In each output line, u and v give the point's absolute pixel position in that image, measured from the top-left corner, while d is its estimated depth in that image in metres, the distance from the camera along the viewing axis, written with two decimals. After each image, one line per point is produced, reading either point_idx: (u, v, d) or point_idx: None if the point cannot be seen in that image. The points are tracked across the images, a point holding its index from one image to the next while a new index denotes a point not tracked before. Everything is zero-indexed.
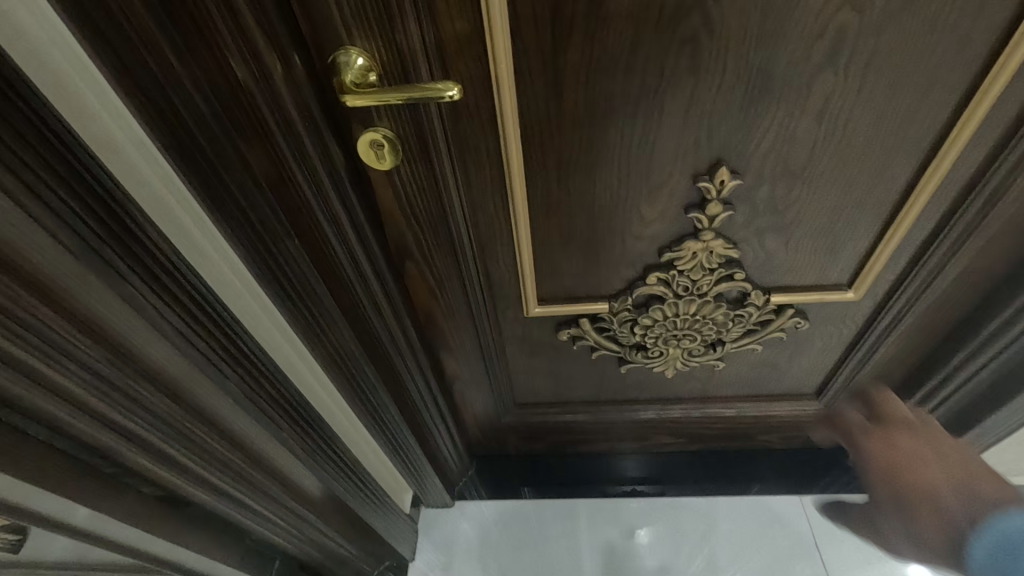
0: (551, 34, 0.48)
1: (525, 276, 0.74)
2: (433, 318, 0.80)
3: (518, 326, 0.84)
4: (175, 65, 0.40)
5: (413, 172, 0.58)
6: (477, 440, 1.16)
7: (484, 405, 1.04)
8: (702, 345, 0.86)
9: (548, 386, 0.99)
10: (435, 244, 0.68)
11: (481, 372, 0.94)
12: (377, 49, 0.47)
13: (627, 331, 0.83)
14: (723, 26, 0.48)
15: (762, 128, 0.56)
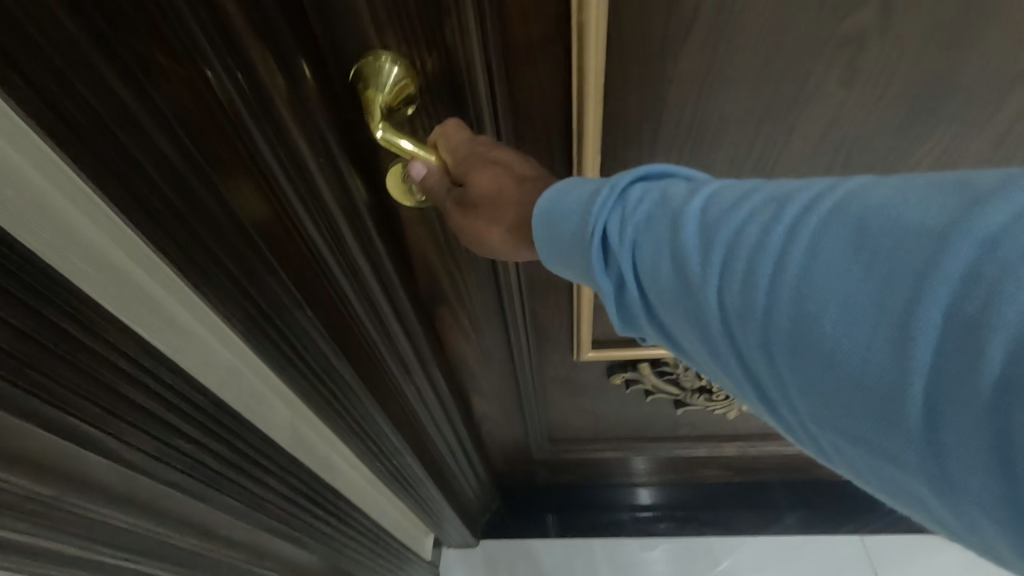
0: (662, 36, 0.35)
1: (582, 323, 0.60)
2: (465, 363, 0.68)
3: (563, 368, 0.72)
4: (129, 98, 0.25)
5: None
6: (503, 472, 1.05)
7: (514, 442, 0.92)
8: None
9: (589, 423, 0.88)
10: (477, 288, 0.55)
11: (515, 414, 0.82)
12: (420, 55, 0.34)
13: (692, 375, 0.71)
14: (904, 23, 0.34)
15: (917, 153, 0.43)
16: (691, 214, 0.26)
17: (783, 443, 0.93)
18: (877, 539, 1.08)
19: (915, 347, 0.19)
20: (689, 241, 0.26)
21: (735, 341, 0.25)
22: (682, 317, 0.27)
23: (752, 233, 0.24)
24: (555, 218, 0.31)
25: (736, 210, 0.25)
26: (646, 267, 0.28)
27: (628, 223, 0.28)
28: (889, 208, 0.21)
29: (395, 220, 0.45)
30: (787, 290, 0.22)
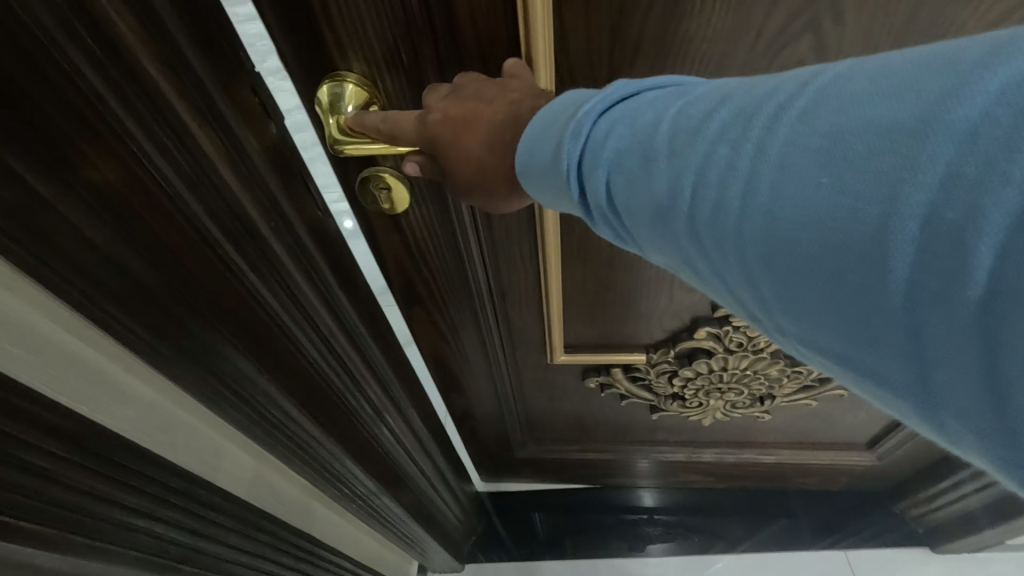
0: (608, 62, 0.37)
1: (553, 327, 0.63)
2: (443, 364, 0.71)
3: (539, 371, 0.74)
4: (49, 185, 0.25)
5: (423, 217, 0.48)
6: (490, 471, 1.08)
7: (496, 443, 0.95)
8: (748, 398, 0.76)
9: (568, 425, 0.90)
10: (450, 292, 0.57)
11: (495, 415, 0.84)
12: (379, 72, 0.37)
13: (664, 381, 0.73)
14: (839, 56, 0.36)
15: None
16: (658, 134, 0.22)
17: (761, 451, 0.94)
18: (862, 556, 1.08)
19: (893, 262, 0.16)
20: (652, 162, 0.22)
21: (716, 273, 0.21)
22: (665, 250, 0.23)
23: (715, 146, 0.20)
24: (532, 160, 0.28)
25: (700, 121, 0.21)
26: (622, 198, 0.24)
27: (602, 150, 0.25)
28: (860, 97, 0.17)
29: (365, 226, 0.48)
30: (757, 208, 0.19)
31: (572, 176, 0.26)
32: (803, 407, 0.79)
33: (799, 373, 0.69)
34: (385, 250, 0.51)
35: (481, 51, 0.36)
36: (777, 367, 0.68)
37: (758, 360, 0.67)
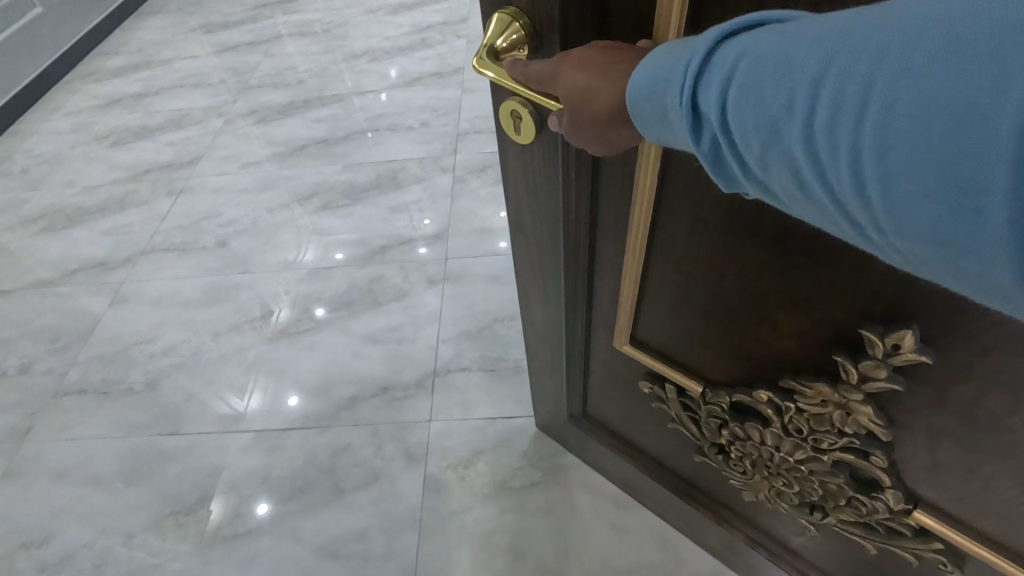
0: None
1: (624, 310, 0.65)
2: (528, 299, 0.80)
3: (605, 353, 0.78)
4: None
5: (542, 159, 0.55)
6: (546, 419, 1.13)
7: (551, 401, 1.03)
8: (797, 497, 0.68)
9: (613, 417, 0.93)
10: (547, 231, 0.64)
11: (556, 372, 0.92)
12: (537, 23, 0.43)
13: (712, 426, 0.70)
14: None
15: (991, 319, 0.37)
16: (781, 47, 0.24)
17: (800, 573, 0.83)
18: None
19: (999, 162, 0.17)
20: (778, 74, 0.23)
21: (821, 183, 0.23)
22: (771, 168, 0.25)
23: (836, 64, 0.21)
24: (656, 77, 0.29)
25: (815, 42, 0.22)
26: (734, 113, 0.25)
27: (719, 70, 0.26)
28: (974, 17, 0.18)
29: (500, 147, 0.59)
30: (872, 122, 0.20)
31: (687, 91, 0.27)
32: (862, 548, 0.68)
33: (861, 504, 0.60)
34: (509, 174, 0.61)
35: (622, 26, 0.41)
36: (836, 481, 0.60)
37: (817, 461, 0.60)
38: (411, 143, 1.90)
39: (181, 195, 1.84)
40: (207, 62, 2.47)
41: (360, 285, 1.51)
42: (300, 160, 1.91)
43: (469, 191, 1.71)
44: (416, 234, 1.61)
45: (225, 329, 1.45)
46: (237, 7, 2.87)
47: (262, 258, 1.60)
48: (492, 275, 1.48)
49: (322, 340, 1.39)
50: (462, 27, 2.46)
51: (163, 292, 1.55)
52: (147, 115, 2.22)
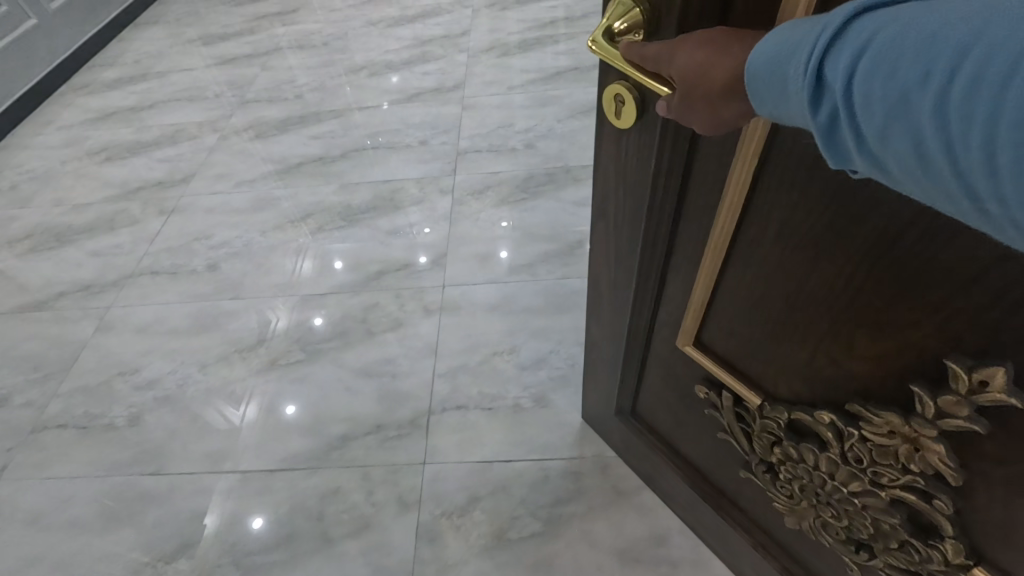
0: None
1: (693, 309, 0.77)
2: (597, 281, 0.96)
3: (663, 352, 0.92)
4: None
5: (639, 163, 0.68)
6: (598, 403, 1.28)
7: (604, 392, 1.20)
8: (842, 529, 0.76)
9: (656, 411, 1.08)
10: (631, 228, 0.78)
11: (613, 362, 1.08)
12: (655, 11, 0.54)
13: (764, 444, 0.81)
14: None
15: None
16: (922, 38, 0.29)
17: None
18: None
19: None
20: (915, 46, 0.30)
21: (953, 152, 0.29)
22: (904, 144, 0.31)
23: (975, 53, 0.27)
24: (782, 52, 0.37)
25: (958, 30, 0.28)
26: (876, 97, 0.31)
27: (863, 58, 0.32)
28: None
29: (595, 132, 0.73)
30: (1009, 101, 0.26)
31: (814, 63, 0.34)
32: None
33: (911, 546, 0.67)
34: (601, 158, 0.74)
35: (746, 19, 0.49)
36: (889, 519, 0.68)
37: (872, 495, 0.68)
38: (374, 242, 2.18)
39: (170, 217, 2.44)
40: (196, 160, 2.73)
41: (356, 315, 1.92)
42: (261, 265, 2.16)
43: (433, 287, 1.97)
44: (350, 329, 1.88)
45: (211, 362, 1.87)
46: (222, 95, 3.17)
47: (214, 372, 1.84)
48: (493, 302, 1.88)
49: (315, 372, 1.78)
50: (453, 93, 2.91)
51: (144, 318, 2.05)
52: (148, 208, 2.51)
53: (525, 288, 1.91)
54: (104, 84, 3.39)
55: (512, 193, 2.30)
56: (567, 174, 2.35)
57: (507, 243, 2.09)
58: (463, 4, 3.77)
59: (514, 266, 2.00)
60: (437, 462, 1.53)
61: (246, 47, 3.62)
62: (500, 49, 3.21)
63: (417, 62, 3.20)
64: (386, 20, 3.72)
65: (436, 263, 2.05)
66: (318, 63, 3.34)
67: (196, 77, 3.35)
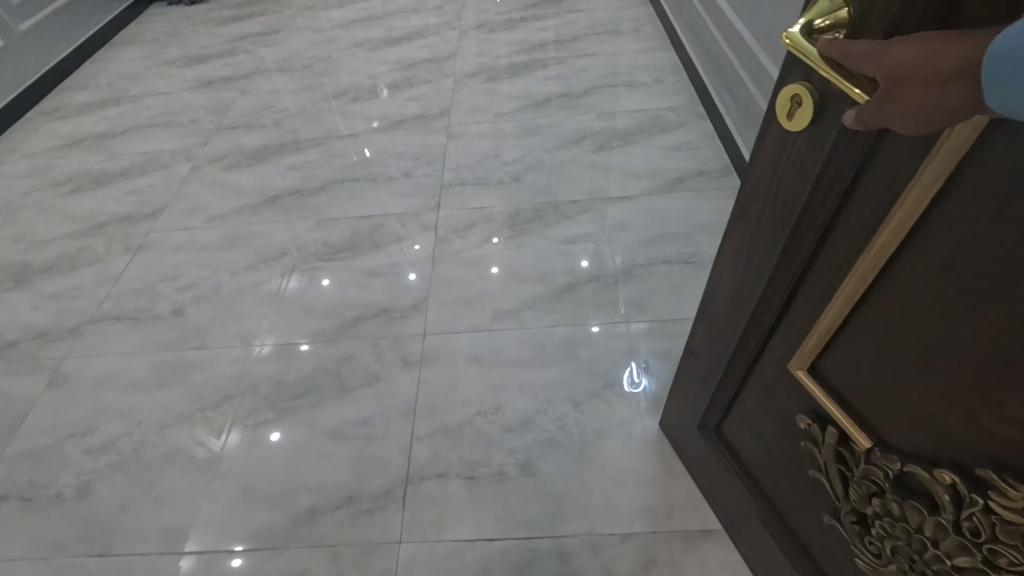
0: None
1: (816, 333, 0.79)
2: (718, 282, 1.02)
3: (771, 368, 0.96)
4: None
5: (793, 178, 0.71)
6: (689, 402, 1.32)
7: (698, 396, 1.26)
8: None
9: (748, 425, 1.12)
10: (767, 240, 0.82)
11: (715, 366, 1.13)
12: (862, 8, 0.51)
13: (862, 492, 0.82)
14: None
15: None
16: None
17: None
18: None
19: None
20: None
21: None
22: None
23: None
24: None
25: None
26: None
27: None
28: None
29: (760, 131, 0.76)
30: None
31: None
32: None
33: None
34: (758, 159, 0.78)
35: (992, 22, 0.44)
36: None
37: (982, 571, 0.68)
38: (351, 284, 2.04)
39: (137, 255, 2.26)
40: (166, 191, 2.56)
41: (330, 368, 1.78)
42: (232, 310, 2.01)
43: (413, 335, 1.84)
44: (324, 385, 1.74)
45: (171, 424, 1.69)
46: (199, 119, 3.03)
47: (174, 435, 1.66)
48: (474, 356, 1.76)
49: (290, 430, 1.64)
50: (438, 120, 2.81)
51: (101, 371, 1.85)
52: (114, 245, 2.32)
53: (510, 337, 1.80)
54: (75, 109, 3.23)
55: (499, 230, 2.19)
56: (556, 210, 2.25)
57: (492, 288, 1.97)
58: (449, 27, 3.72)
59: (499, 311, 1.89)
60: (413, 542, 1.41)
61: (224, 69, 3.50)
62: (488, 73, 3.15)
63: (403, 86, 3.10)
64: (369, 43, 3.64)
65: (417, 307, 1.93)
66: (300, 86, 3.23)
67: (172, 101, 3.22)
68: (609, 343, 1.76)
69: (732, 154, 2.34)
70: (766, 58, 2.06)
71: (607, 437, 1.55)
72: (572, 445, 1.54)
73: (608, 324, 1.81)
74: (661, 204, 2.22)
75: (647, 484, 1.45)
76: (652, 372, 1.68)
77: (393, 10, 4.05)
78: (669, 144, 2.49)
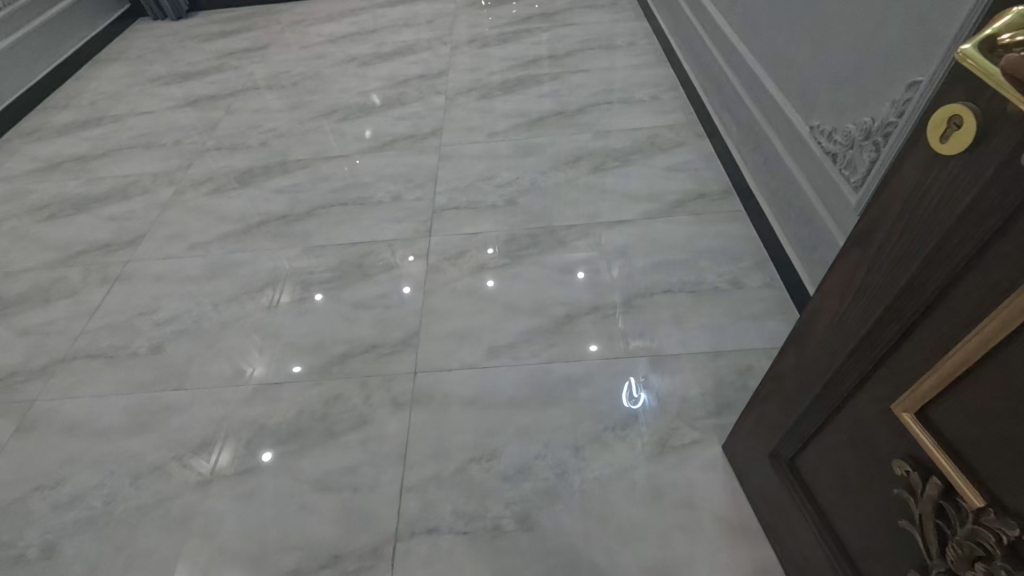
0: None
1: (933, 374, 0.73)
2: (818, 307, 0.96)
3: (867, 407, 0.89)
4: None
5: (938, 203, 0.66)
6: (764, 429, 1.25)
7: (776, 423, 1.20)
8: None
9: (828, 461, 1.04)
10: (888, 270, 0.76)
11: (801, 395, 1.07)
12: None
13: (960, 555, 0.73)
14: None
15: None
16: None
17: None
18: None
19: None
20: None
21: None
22: None
23: None
24: None
25: None
26: None
27: None
28: None
29: (901, 153, 0.72)
30: None
31: None
32: None
33: None
34: (890, 184, 0.74)
35: None
36: None
37: None
38: (338, 317, 1.95)
39: (114, 286, 2.16)
40: (148, 217, 2.47)
41: (316, 410, 1.69)
42: (213, 346, 1.91)
43: (403, 374, 1.75)
44: (308, 430, 1.64)
45: (146, 472, 1.59)
46: (183, 141, 2.94)
47: (149, 486, 1.56)
48: (468, 397, 1.66)
49: (274, 478, 1.55)
50: (430, 140, 2.73)
51: (73, 414, 1.75)
52: (91, 275, 2.22)
53: (506, 374, 1.72)
54: (55, 129, 3.14)
55: (493, 257, 2.11)
56: (553, 236, 2.16)
57: (487, 320, 1.88)
58: (441, 43, 3.65)
59: (495, 346, 1.80)
60: None
61: (211, 87, 3.42)
62: (481, 90, 3.08)
63: (393, 105, 3.03)
64: (360, 59, 3.57)
65: (407, 342, 1.84)
66: (288, 105, 3.14)
67: (156, 121, 3.13)
68: (611, 381, 1.67)
69: (733, 175, 2.27)
70: (764, 76, 1.98)
71: (610, 486, 1.46)
72: (573, 496, 1.45)
73: (610, 360, 1.72)
74: (662, 228, 2.14)
75: (656, 538, 1.37)
76: (655, 413, 1.59)
77: (384, 25, 3.98)
78: (668, 164, 2.41)
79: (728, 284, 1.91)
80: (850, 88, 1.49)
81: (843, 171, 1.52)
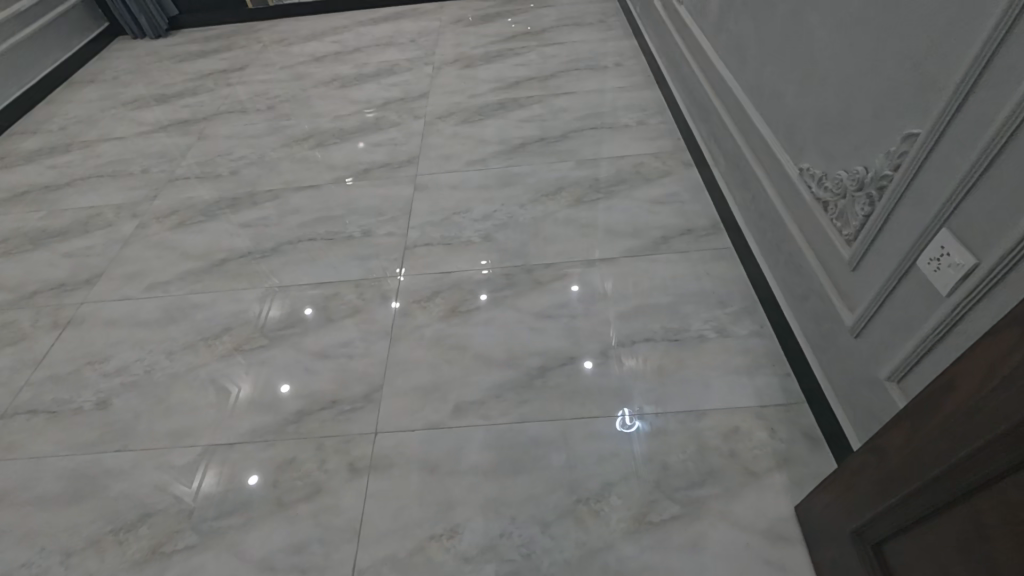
0: None
1: None
2: (948, 386, 0.82)
3: (991, 514, 0.74)
4: None
5: None
6: (850, 503, 1.11)
7: (863, 499, 1.05)
8: None
9: (924, 559, 0.90)
10: None
11: (901, 477, 0.93)
12: None
13: None
14: None
15: None
16: None
17: None
18: None
19: None
20: None
21: None
22: None
23: None
24: None
25: None
26: None
27: None
28: None
29: None
30: None
31: None
32: None
33: None
34: None
35: None
36: None
37: None
38: (298, 368, 1.82)
39: (65, 331, 2.04)
40: (106, 254, 2.35)
41: (268, 476, 1.56)
42: (163, 401, 1.78)
43: (362, 435, 1.62)
44: (257, 500, 1.51)
45: (78, 549, 1.47)
46: (150, 169, 2.82)
47: (79, 566, 1.44)
48: (428, 465, 1.53)
49: (216, 557, 1.42)
50: (405, 168, 2.62)
51: (8, 479, 1.62)
52: (41, 319, 2.10)
53: (473, 436, 1.59)
54: (22, 156, 3.03)
55: (465, 299, 1.98)
56: (529, 275, 2.04)
57: (456, 373, 1.75)
58: (423, 63, 3.54)
59: (462, 404, 1.67)
60: None
61: (184, 111, 3.30)
62: (460, 115, 2.96)
63: (369, 130, 2.91)
64: (339, 79, 3.46)
65: (369, 398, 1.71)
66: (262, 130, 3.03)
67: (125, 147, 3.02)
68: (586, 443, 1.54)
69: (721, 209, 2.15)
70: (750, 109, 1.87)
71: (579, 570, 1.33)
72: None
73: (586, 420, 1.59)
74: (646, 267, 2.01)
75: None
76: (633, 483, 1.46)
77: (366, 43, 3.87)
78: (652, 196, 2.29)
79: (714, 331, 1.78)
80: (837, 129, 1.37)
81: (834, 221, 1.40)
